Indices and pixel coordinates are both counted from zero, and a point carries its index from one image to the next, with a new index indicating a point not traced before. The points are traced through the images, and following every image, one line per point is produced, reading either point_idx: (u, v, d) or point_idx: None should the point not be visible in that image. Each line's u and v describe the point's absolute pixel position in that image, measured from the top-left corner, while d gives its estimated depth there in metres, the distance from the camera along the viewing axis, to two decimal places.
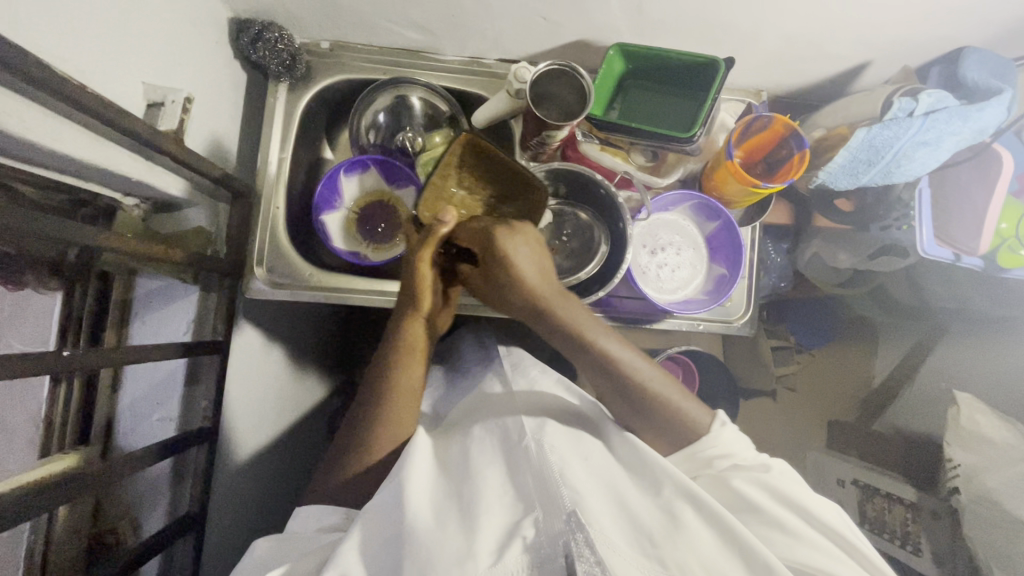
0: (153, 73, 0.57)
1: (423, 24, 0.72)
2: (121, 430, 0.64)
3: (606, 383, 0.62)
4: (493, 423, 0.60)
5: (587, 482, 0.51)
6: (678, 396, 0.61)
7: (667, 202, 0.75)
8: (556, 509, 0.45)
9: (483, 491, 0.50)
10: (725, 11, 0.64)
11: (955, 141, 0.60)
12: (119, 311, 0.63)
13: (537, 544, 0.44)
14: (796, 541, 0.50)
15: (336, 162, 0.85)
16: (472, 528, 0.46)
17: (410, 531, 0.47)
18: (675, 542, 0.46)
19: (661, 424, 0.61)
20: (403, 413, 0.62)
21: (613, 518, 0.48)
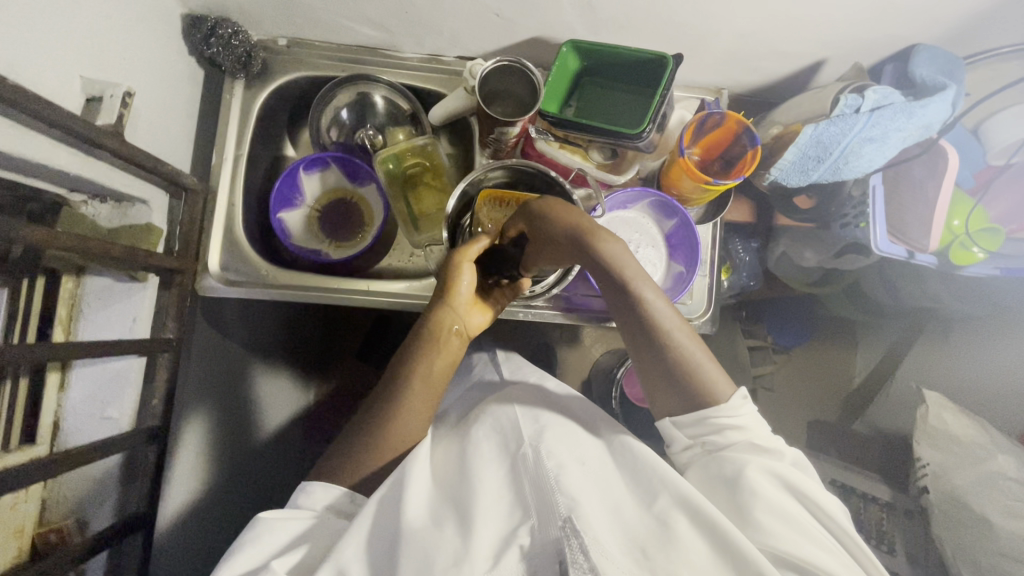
0: (95, 67, 0.57)
1: (378, 21, 0.72)
2: (68, 430, 0.62)
3: (640, 336, 0.61)
4: (496, 423, 0.62)
5: (584, 486, 0.51)
6: (703, 361, 0.60)
7: (625, 199, 0.75)
8: (551, 518, 0.47)
9: (481, 494, 0.52)
10: (676, 9, 0.64)
11: (901, 138, 0.60)
12: (67, 308, 0.62)
13: (533, 548, 0.46)
14: (790, 533, 0.49)
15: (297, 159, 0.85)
16: (469, 535, 0.48)
17: (405, 532, 0.49)
18: (667, 552, 0.47)
19: (687, 392, 0.60)
20: (423, 406, 0.62)
21: (607, 525, 0.49)
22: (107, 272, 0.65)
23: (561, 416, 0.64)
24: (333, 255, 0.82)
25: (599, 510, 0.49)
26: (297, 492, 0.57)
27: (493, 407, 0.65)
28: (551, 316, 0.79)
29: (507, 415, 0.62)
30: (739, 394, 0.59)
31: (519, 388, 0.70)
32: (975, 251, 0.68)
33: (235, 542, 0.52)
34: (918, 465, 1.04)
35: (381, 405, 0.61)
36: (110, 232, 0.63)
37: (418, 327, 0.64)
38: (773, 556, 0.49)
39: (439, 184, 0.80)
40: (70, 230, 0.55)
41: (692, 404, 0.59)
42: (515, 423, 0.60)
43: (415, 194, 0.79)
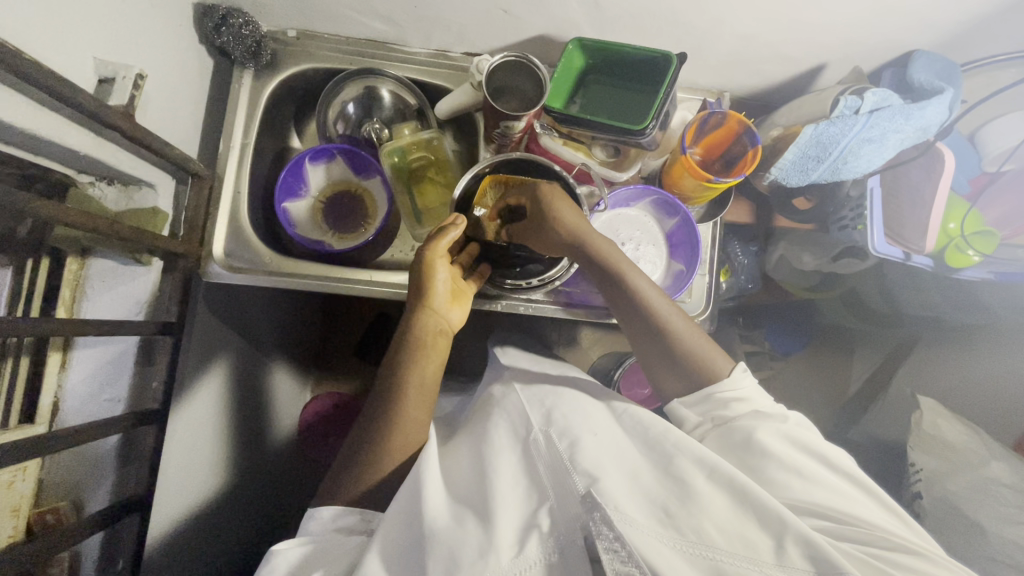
0: (107, 48, 0.57)
1: (387, 15, 0.73)
2: (68, 410, 0.62)
3: (635, 321, 0.66)
4: (510, 411, 0.64)
5: (598, 458, 0.52)
6: (695, 336, 0.65)
7: (627, 197, 0.76)
8: (570, 496, 0.49)
9: (497, 481, 0.53)
10: (679, 9, 0.65)
11: (899, 139, 0.61)
12: (72, 289, 0.62)
13: (554, 533, 0.47)
14: (806, 485, 0.50)
15: (302, 151, 0.86)
16: (492, 521, 0.48)
17: (430, 532, 0.49)
18: (690, 509, 0.47)
19: (686, 371, 0.63)
20: (419, 408, 0.63)
21: (628, 491, 0.49)
22: (110, 255, 0.66)
23: (570, 395, 0.65)
24: (336, 246, 0.82)
25: (618, 478, 0.50)
26: (303, 520, 0.58)
27: (507, 400, 0.67)
28: (551, 310, 0.79)
29: (514, 404, 0.65)
30: (738, 367, 0.63)
31: (520, 375, 0.73)
32: (971, 254, 0.69)
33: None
34: (912, 470, 1.05)
35: (381, 412, 0.62)
36: (118, 213, 0.63)
37: (401, 330, 0.66)
38: (792, 507, 0.50)
39: (443, 179, 0.81)
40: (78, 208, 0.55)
41: (690, 382, 0.63)
42: (525, 414, 0.62)
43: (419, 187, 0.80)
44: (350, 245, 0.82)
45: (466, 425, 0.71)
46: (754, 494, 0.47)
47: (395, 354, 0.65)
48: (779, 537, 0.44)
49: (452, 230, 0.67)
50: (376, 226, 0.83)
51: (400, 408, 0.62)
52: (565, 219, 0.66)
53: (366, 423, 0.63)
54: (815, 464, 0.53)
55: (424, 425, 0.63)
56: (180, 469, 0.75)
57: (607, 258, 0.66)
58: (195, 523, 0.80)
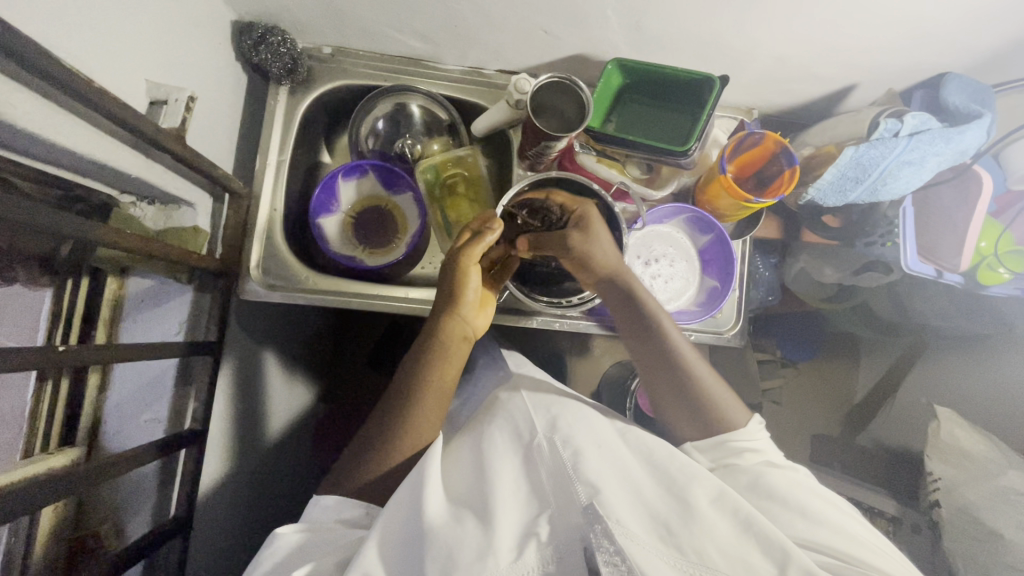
0: (155, 71, 0.57)
1: (425, 34, 0.73)
2: (107, 432, 0.62)
3: (658, 366, 0.66)
4: (505, 416, 0.63)
5: (602, 471, 0.51)
6: (719, 391, 0.65)
7: (662, 214, 0.76)
8: (571, 506, 0.48)
9: (498, 484, 0.53)
10: (719, 32, 0.66)
11: (937, 161, 0.63)
12: (110, 310, 0.62)
13: (553, 540, 0.46)
14: (812, 526, 0.51)
15: (333, 166, 0.85)
16: (492, 523, 0.48)
17: (428, 529, 0.48)
18: (692, 526, 0.46)
19: (706, 419, 0.63)
20: (435, 409, 0.64)
21: (630, 505, 0.48)
22: (150, 272, 0.66)
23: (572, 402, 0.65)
24: (369, 262, 0.81)
25: (620, 490, 0.49)
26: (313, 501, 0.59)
27: (506, 403, 0.67)
28: (586, 327, 0.79)
29: (518, 412, 0.63)
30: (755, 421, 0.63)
31: (529, 380, 0.72)
32: (1002, 272, 0.71)
33: (256, 560, 0.53)
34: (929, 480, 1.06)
35: (389, 413, 0.63)
36: (157, 234, 0.64)
37: (428, 329, 0.66)
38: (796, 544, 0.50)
39: (474, 195, 0.80)
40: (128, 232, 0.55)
41: (708, 430, 0.63)
42: (528, 418, 0.61)
43: (451, 202, 0.80)
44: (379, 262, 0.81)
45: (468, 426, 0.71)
46: (761, 527, 0.46)
47: (416, 356, 0.65)
48: (783, 569, 0.43)
49: (488, 235, 0.65)
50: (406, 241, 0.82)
51: (413, 412, 0.62)
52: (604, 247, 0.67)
53: (377, 419, 0.64)
54: (827, 508, 0.53)
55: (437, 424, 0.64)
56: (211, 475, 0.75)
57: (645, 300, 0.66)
58: (214, 542, 0.77)
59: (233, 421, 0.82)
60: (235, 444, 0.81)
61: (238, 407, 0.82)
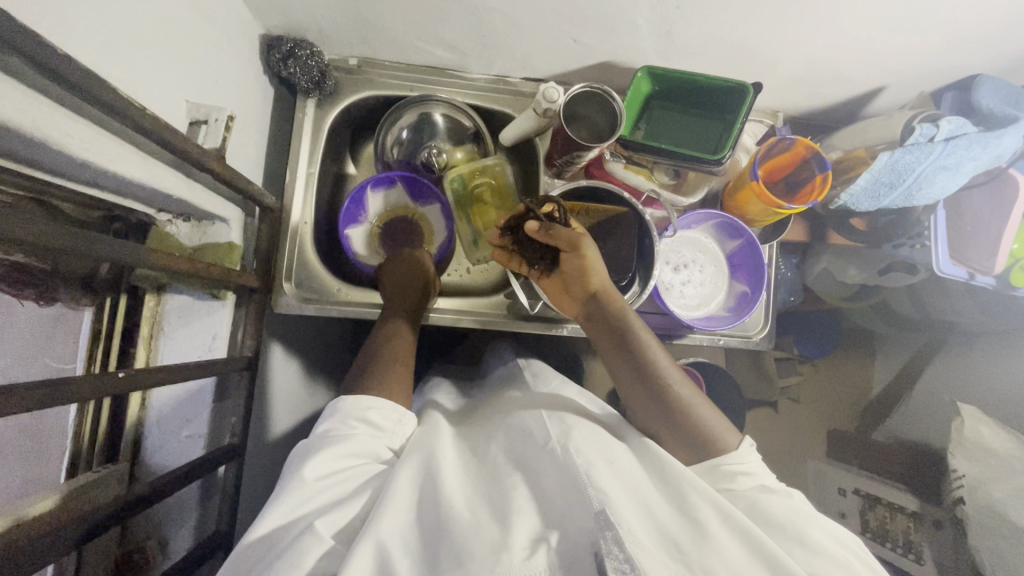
0: (195, 92, 0.58)
1: (453, 44, 0.73)
2: (148, 447, 0.63)
3: (639, 381, 0.63)
4: (516, 427, 0.61)
5: (615, 487, 0.50)
6: (706, 410, 0.61)
7: (693, 220, 0.75)
8: (585, 512, 0.46)
9: (512, 492, 0.51)
10: (751, 38, 0.66)
11: (974, 165, 0.64)
12: (149, 328, 0.63)
13: (563, 547, 0.45)
14: (808, 557, 0.48)
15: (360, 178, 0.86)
16: (507, 523, 0.47)
17: (446, 524, 0.47)
18: (701, 546, 0.46)
19: (693, 438, 0.59)
20: (404, 379, 0.64)
21: (640, 522, 0.48)
22: (186, 289, 0.65)
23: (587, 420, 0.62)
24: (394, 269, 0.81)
25: (632, 506, 0.49)
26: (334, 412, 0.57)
27: (520, 411, 0.64)
28: None
29: (532, 419, 0.60)
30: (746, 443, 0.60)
31: (546, 397, 0.68)
32: None
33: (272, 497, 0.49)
34: (953, 477, 1.06)
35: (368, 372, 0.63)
36: (193, 250, 0.64)
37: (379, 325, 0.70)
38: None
39: (500, 203, 0.81)
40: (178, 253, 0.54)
41: (697, 451, 0.59)
42: (543, 425, 0.59)
43: (478, 212, 0.80)
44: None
45: (480, 427, 0.68)
46: (769, 551, 0.46)
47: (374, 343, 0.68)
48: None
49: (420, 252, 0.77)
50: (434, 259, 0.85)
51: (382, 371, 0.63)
52: (593, 269, 0.65)
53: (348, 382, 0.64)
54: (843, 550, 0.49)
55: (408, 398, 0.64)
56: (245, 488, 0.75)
57: (619, 310, 0.65)
58: None
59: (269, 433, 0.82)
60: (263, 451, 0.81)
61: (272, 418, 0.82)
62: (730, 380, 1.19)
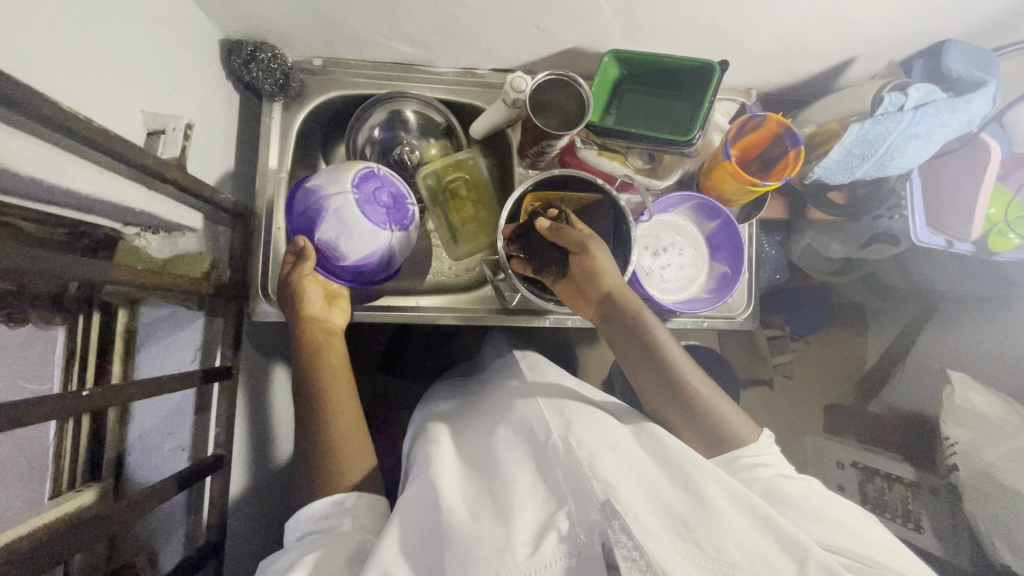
0: (153, 102, 0.57)
1: (417, 38, 0.71)
2: (132, 462, 0.63)
3: (655, 379, 0.62)
4: (515, 421, 0.60)
5: (619, 472, 0.50)
6: (724, 407, 0.61)
7: (670, 203, 0.75)
8: (588, 500, 0.46)
9: (514, 487, 0.51)
10: (716, 15, 0.65)
11: (944, 133, 0.63)
12: (125, 343, 0.62)
13: (572, 534, 0.45)
14: (827, 532, 0.48)
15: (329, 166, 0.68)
16: (508, 519, 0.48)
17: (449, 529, 0.48)
18: (709, 524, 0.45)
19: (709, 433, 0.59)
20: (358, 427, 0.62)
21: (646, 503, 0.47)
22: (160, 299, 0.64)
23: (584, 406, 0.62)
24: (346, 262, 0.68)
25: (638, 488, 0.48)
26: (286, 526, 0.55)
27: (520, 402, 0.64)
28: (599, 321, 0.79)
29: (532, 413, 0.60)
30: (764, 436, 0.60)
31: (545, 386, 0.67)
32: (1013, 238, 0.72)
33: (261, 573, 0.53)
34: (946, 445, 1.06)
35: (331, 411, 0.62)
36: (164, 262, 0.63)
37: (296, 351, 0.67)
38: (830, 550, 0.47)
39: (477, 197, 0.79)
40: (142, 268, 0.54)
41: (713, 446, 0.59)
42: (542, 420, 0.58)
43: (455, 207, 0.79)
44: (376, 257, 0.69)
45: (479, 416, 0.69)
46: (779, 525, 0.46)
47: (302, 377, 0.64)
48: (803, 566, 0.42)
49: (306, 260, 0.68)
50: (365, 226, 0.66)
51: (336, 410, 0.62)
52: (605, 269, 0.65)
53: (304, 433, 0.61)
54: (853, 517, 0.51)
55: (365, 446, 0.61)
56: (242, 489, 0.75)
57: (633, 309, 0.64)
58: (243, 560, 0.78)
59: (259, 441, 0.82)
60: (254, 460, 0.81)
61: (261, 426, 0.82)
62: (722, 361, 1.19)
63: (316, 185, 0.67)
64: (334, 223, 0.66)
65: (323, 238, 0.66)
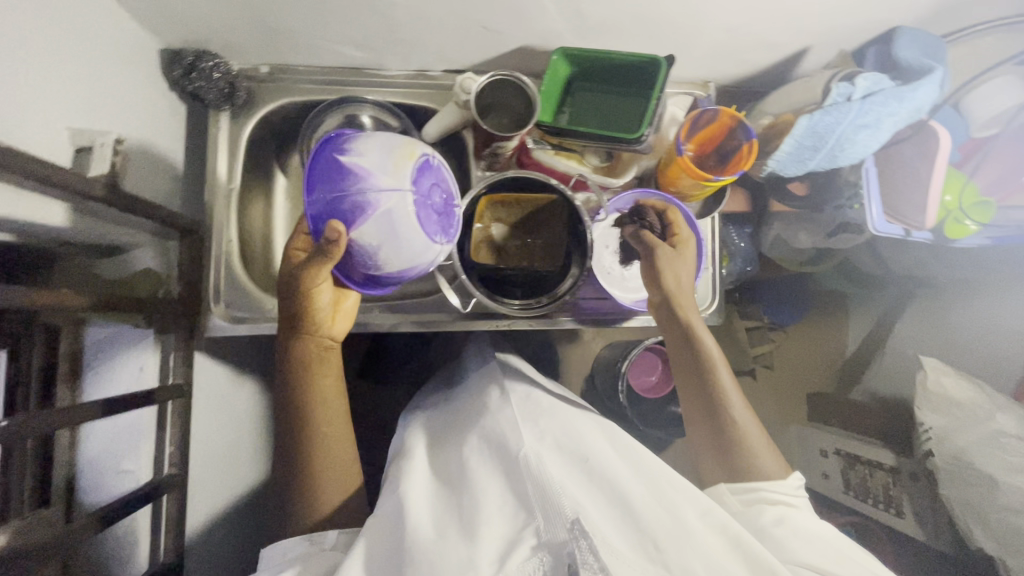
0: (79, 118, 0.55)
1: (363, 42, 0.70)
2: (83, 488, 0.60)
3: (699, 400, 0.64)
4: (488, 428, 0.59)
5: (589, 492, 0.51)
6: (758, 442, 0.62)
7: (626, 202, 0.74)
8: (557, 518, 0.46)
9: (482, 500, 0.50)
10: (662, 10, 0.64)
11: (893, 121, 0.62)
12: (70, 364, 0.58)
13: (543, 549, 0.45)
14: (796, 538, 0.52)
15: (375, 145, 0.55)
16: (473, 535, 0.47)
17: (413, 546, 0.47)
18: (678, 543, 0.47)
19: (733, 462, 0.62)
20: (344, 440, 0.63)
21: (616, 522, 0.48)
22: (105, 319, 0.62)
23: (557, 413, 0.62)
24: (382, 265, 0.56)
25: (608, 508, 0.50)
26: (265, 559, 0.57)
27: (495, 407, 0.63)
28: (562, 322, 0.78)
29: (504, 421, 0.59)
30: (793, 477, 0.62)
31: (521, 390, 0.66)
32: (968, 224, 0.73)
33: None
34: (920, 431, 1.04)
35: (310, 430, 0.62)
36: (108, 281, 0.61)
37: (288, 356, 0.63)
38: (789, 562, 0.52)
39: None
40: (65, 291, 0.52)
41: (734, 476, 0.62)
42: (515, 428, 0.57)
43: None
44: (410, 267, 0.59)
45: (454, 425, 0.68)
46: (748, 546, 0.49)
47: (293, 387, 0.63)
48: None
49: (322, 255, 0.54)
50: (414, 230, 0.55)
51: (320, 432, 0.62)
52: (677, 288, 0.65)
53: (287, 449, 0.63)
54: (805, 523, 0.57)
55: (354, 458, 0.64)
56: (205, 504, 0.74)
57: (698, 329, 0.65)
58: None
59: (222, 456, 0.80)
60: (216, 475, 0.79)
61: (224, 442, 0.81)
62: None
63: (360, 169, 0.53)
64: (380, 225, 0.53)
65: (362, 238, 0.54)
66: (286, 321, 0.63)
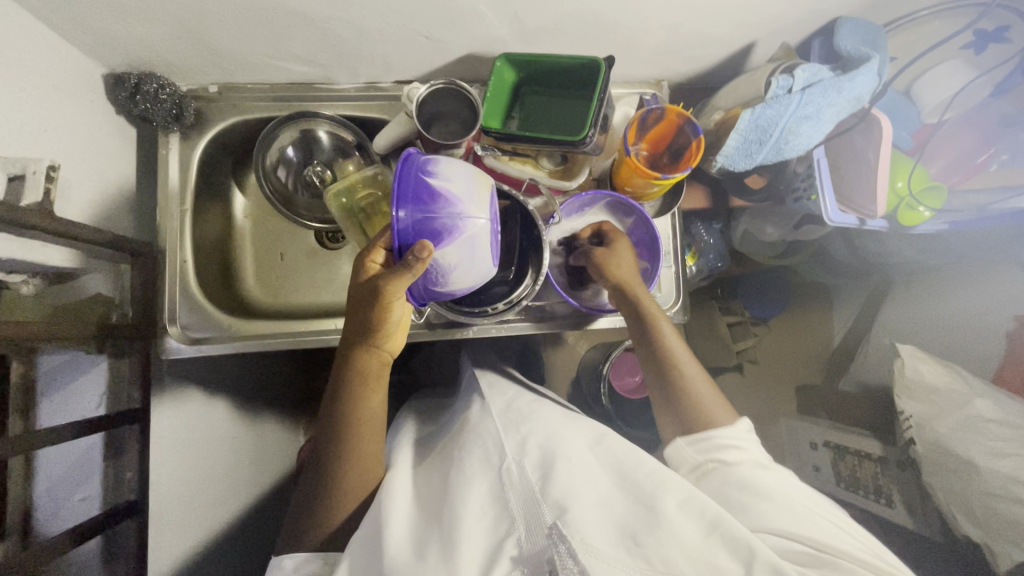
0: (12, 149, 0.54)
1: (310, 58, 0.70)
2: (40, 518, 0.59)
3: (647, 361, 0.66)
4: (473, 438, 0.58)
5: (570, 488, 0.47)
6: (706, 392, 0.63)
7: (581, 203, 0.74)
8: (538, 528, 0.45)
9: (463, 513, 0.48)
10: (600, 13, 0.64)
11: (835, 111, 0.63)
12: (24, 396, 0.57)
13: (526, 555, 0.44)
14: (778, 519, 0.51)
15: (454, 172, 0.55)
16: (453, 556, 0.44)
17: (391, 567, 0.44)
18: (658, 535, 0.43)
19: (684, 418, 0.63)
20: (373, 452, 0.59)
21: (597, 521, 0.45)
22: (58, 349, 0.60)
23: (548, 419, 0.60)
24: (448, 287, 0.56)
25: (590, 504, 0.46)
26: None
27: (476, 423, 0.61)
28: (525, 326, 0.77)
29: (488, 432, 0.58)
30: (743, 423, 0.61)
31: (513, 398, 0.65)
32: (923, 210, 0.74)
33: None
34: (902, 419, 1.04)
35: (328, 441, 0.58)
36: (58, 307, 0.60)
37: (343, 362, 0.59)
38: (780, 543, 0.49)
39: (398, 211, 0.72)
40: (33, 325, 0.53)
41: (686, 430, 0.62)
42: (499, 440, 0.56)
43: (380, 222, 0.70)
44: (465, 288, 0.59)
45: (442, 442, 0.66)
46: (728, 526, 0.44)
47: (338, 394, 0.59)
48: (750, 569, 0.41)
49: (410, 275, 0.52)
50: (485, 257, 0.56)
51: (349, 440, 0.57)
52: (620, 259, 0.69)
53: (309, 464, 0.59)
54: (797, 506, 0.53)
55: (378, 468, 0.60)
56: (176, 527, 0.72)
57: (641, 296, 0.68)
58: None
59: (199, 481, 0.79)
60: None
61: None
62: None
63: (450, 194, 0.53)
64: (461, 249, 0.54)
65: (441, 260, 0.53)
66: (347, 328, 0.59)
